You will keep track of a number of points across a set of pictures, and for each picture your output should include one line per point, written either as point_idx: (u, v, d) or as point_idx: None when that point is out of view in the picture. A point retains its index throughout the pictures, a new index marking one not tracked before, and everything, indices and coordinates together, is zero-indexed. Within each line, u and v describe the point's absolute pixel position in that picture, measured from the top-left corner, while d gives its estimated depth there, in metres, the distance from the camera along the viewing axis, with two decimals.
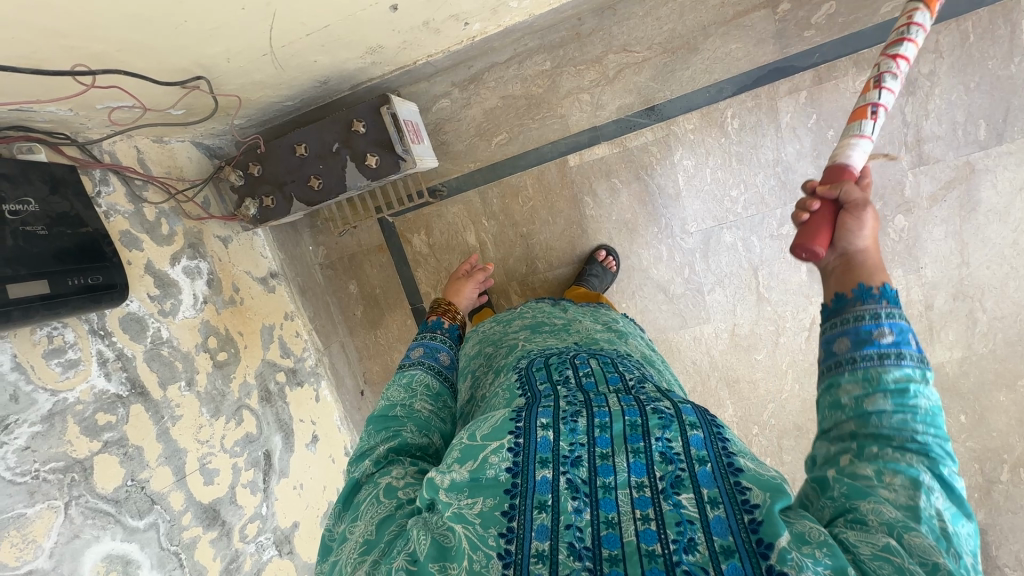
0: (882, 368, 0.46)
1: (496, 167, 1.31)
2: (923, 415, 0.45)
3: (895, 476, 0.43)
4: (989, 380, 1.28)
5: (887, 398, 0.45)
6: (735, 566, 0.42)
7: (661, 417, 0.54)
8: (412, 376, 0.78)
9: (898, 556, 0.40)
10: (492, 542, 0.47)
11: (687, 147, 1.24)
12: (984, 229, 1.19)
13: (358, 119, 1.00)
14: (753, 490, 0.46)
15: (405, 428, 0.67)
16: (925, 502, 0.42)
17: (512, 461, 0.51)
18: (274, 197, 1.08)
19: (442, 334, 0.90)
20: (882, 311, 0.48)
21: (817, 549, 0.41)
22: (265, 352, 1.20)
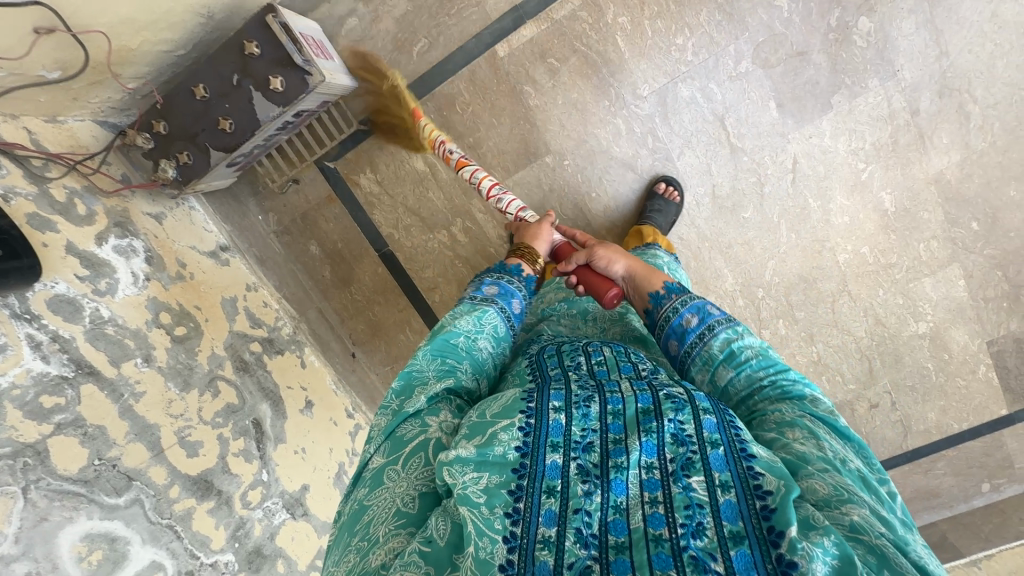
0: (708, 346, 0.69)
1: (424, 79, 1.21)
2: (756, 362, 0.66)
3: (795, 431, 0.57)
4: (994, 177, 1.19)
5: (728, 368, 0.67)
6: (744, 553, 0.46)
7: (674, 401, 0.57)
8: (485, 312, 0.76)
9: (865, 534, 0.46)
10: (498, 525, 0.49)
11: (618, 2, 1.13)
12: (957, 8, 1.09)
13: (249, 39, 0.91)
14: (767, 476, 0.49)
15: (461, 368, 0.70)
16: (830, 450, 0.54)
17: (522, 441, 0.54)
18: (189, 151, 0.99)
19: (519, 279, 0.85)
20: (680, 302, 0.73)
21: (825, 536, 0.45)
22: (232, 323, 1.14)
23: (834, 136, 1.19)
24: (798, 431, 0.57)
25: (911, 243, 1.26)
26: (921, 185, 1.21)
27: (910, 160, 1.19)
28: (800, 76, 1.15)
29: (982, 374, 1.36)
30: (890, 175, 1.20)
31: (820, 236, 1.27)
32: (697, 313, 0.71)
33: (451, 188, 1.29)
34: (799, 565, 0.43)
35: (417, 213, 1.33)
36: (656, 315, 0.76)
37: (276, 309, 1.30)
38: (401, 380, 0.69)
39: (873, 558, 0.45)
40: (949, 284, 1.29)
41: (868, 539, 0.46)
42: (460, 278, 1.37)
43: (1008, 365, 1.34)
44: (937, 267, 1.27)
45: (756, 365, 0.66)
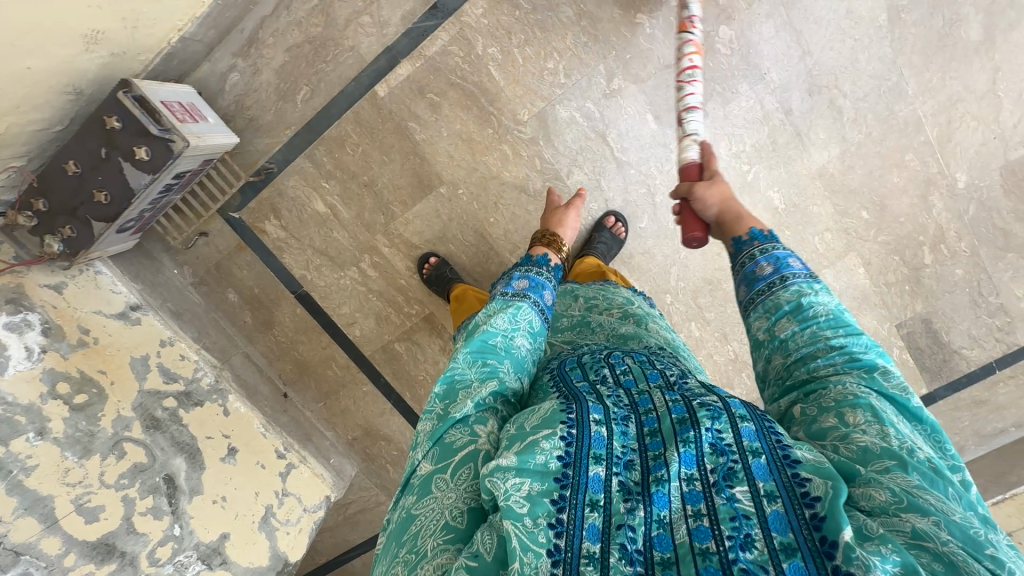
0: (775, 299, 0.67)
1: (312, 124, 1.24)
2: (825, 321, 0.63)
3: (857, 415, 0.53)
4: (876, 166, 1.21)
5: (790, 322, 0.65)
6: (797, 565, 0.44)
7: (710, 408, 0.55)
8: (518, 308, 0.74)
9: (929, 542, 0.43)
10: (542, 539, 0.47)
11: (486, 34, 1.16)
12: (812, 9, 1.11)
13: (108, 115, 0.94)
14: (813, 481, 0.48)
15: (501, 369, 0.66)
16: (896, 438, 0.51)
17: (564, 451, 0.52)
18: (72, 225, 1.02)
19: (546, 271, 0.84)
20: (766, 246, 0.73)
21: (882, 545, 0.43)
22: (142, 382, 1.17)
23: (715, 142, 1.21)
24: (860, 413, 0.53)
25: (806, 238, 1.27)
26: (806, 180, 1.23)
27: (791, 157, 1.21)
28: (671, 88, 1.17)
29: (898, 356, 1.37)
30: (774, 174, 1.23)
31: (718, 239, 1.28)
32: (775, 263, 0.70)
33: (354, 226, 1.32)
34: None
35: (325, 253, 1.35)
36: (737, 260, 0.75)
37: (196, 360, 1.28)
38: (442, 385, 0.64)
39: (940, 567, 0.42)
40: (851, 273, 1.30)
41: (930, 546, 0.43)
42: (376, 311, 1.40)
43: (921, 345, 1.36)
44: (835, 258, 1.29)
45: (823, 323, 0.63)
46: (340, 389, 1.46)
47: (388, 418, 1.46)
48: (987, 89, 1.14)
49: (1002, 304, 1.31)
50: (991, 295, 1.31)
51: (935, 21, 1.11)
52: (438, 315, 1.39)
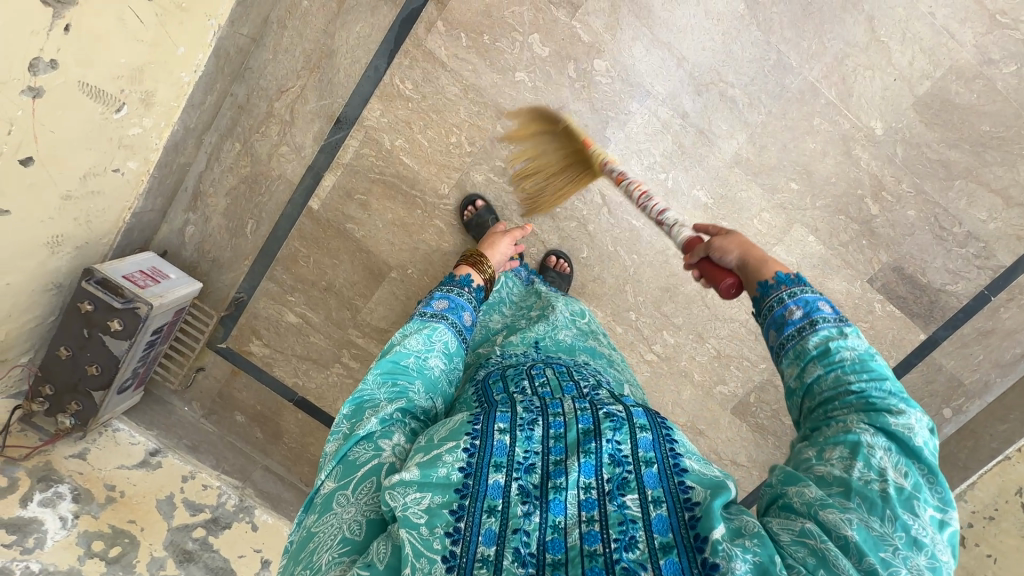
0: (802, 342, 0.60)
1: (264, 250, 1.36)
2: (851, 365, 0.57)
3: (834, 449, 0.53)
4: (787, 139, 1.22)
5: (818, 365, 0.59)
6: (672, 561, 0.49)
7: (614, 420, 0.61)
8: (434, 329, 0.82)
9: (811, 539, 0.47)
10: (437, 545, 0.50)
11: (389, 130, 1.26)
12: (673, 20, 1.16)
13: (81, 302, 1.08)
14: (695, 489, 0.54)
15: (412, 388, 0.72)
16: (861, 469, 0.50)
17: (466, 462, 0.55)
18: (77, 399, 1.16)
19: (467, 292, 0.96)
20: (785, 294, 0.63)
21: (747, 540, 0.49)
22: (170, 520, 1.28)
23: (626, 161, 1.25)
24: (837, 449, 0.52)
25: (744, 224, 1.28)
26: (725, 170, 1.25)
27: (703, 155, 1.24)
28: None
29: (883, 310, 1.33)
30: (691, 174, 1.26)
31: (659, 247, 1.31)
32: (804, 305, 0.62)
33: (327, 327, 1.42)
34: (719, 566, 0.47)
35: (308, 358, 1.45)
36: (761, 304, 0.66)
37: (218, 486, 1.40)
38: (351, 405, 0.68)
39: (813, 561, 0.46)
40: (802, 243, 1.29)
41: (813, 543, 0.47)
42: None
43: (902, 294, 1.31)
44: (780, 235, 1.29)
45: (849, 368, 0.57)
46: None
47: None
48: (868, 39, 1.16)
49: (970, 232, 1.27)
50: (955, 225, 1.26)
51: None
52: None
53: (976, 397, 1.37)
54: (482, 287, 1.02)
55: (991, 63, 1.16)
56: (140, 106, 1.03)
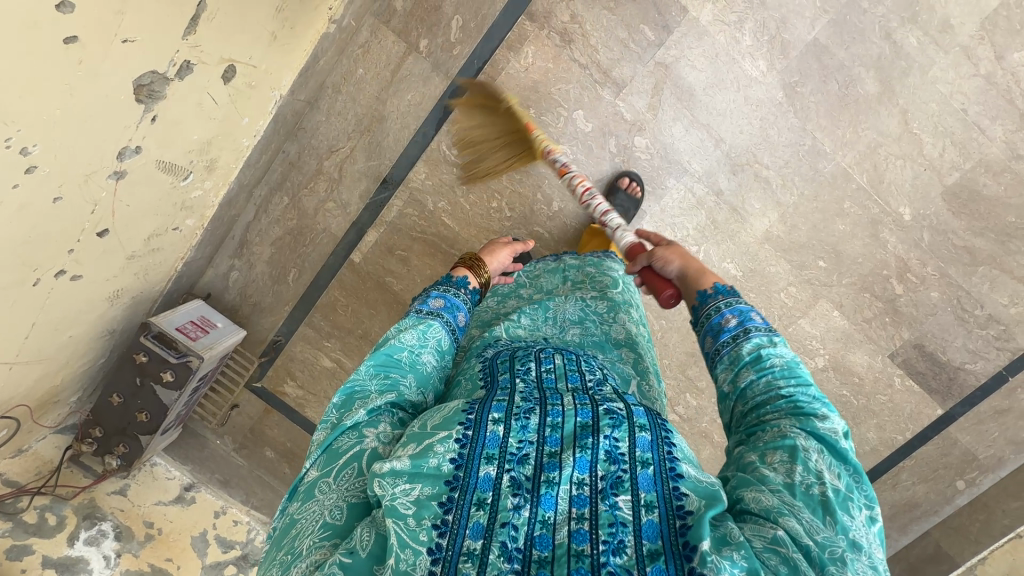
0: (737, 348, 0.62)
1: (305, 297, 1.41)
2: (780, 370, 0.59)
3: (775, 453, 0.53)
4: (818, 219, 1.26)
5: (749, 371, 0.60)
6: (659, 569, 0.46)
7: (613, 417, 0.57)
8: (430, 326, 0.74)
9: (783, 547, 0.47)
10: (423, 537, 0.48)
11: (433, 192, 1.31)
12: (714, 104, 1.20)
13: (137, 352, 1.13)
14: (690, 497, 0.50)
15: (405, 381, 0.66)
16: (800, 473, 0.51)
17: (457, 452, 0.52)
18: (124, 442, 1.21)
19: (465, 292, 0.83)
20: (721, 304, 0.66)
21: (734, 552, 0.46)
22: (203, 558, 1.32)
23: (660, 232, 1.29)
24: (778, 454, 0.53)
25: (772, 296, 1.32)
26: (756, 246, 1.29)
27: (735, 231, 1.28)
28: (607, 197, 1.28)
29: (902, 384, 1.36)
30: (722, 248, 1.30)
31: (688, 314, 1.34)
32: (737, 314, 0.64)
33: None
34: None
35: None
36: (699, 312, 0.69)
37: (248, 522, 1.43)
38: (342, 395, 0.64)
39: (785, 569, 0.46)
40: (827, 317, 1.33)
41: (784, 551, 0.47)
42: None
43: (922, 370, 1.35)
44: (805, 308, 1.32)
45: (779, 373, 0.59)
46: None
47: None
48: (902, 130, 1.19)
49: (991, 315, 1.30)
50: (977, 308, 1.29)
51: (830, 86, 1.18)
52: None
53: (990, 470, 1.38)
54: (480, 291, 0.87)
55: (1020, 158, 1.19)
56: (204, 171, 1.08)
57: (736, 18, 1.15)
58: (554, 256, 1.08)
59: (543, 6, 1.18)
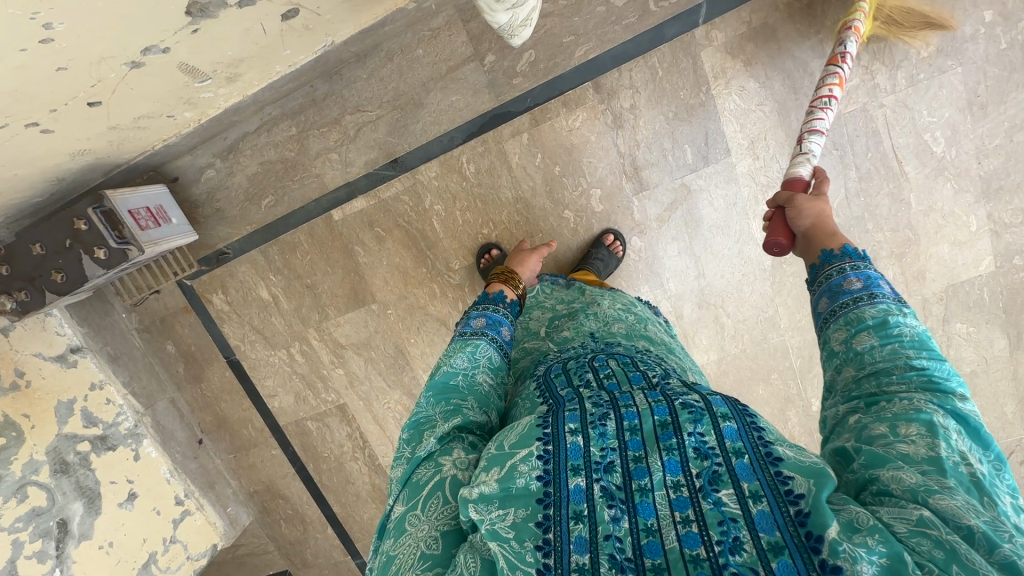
0: (858, 311, 0.59)
1: (270, 227, 1.39)
2: (910, 339, 0.56)
3: (910, 425, 0.49)
4: (745, 375, 1.37)
5: (870, 335, 0.57)
6: (786, 563, 0.44)
7: (691, 411, 0.55)
8: (477, 346, 0.77)
9: (933, 529, 0.42)
10: (530, 559, 0.47)
11: (434, 193, 1.31)
12: (711, 243, 1.28)
13: (77, 218, 1.08)
14: (795, 479, 0.47)
15: (466, 404, 0.68)
16: (945, 449, 0.46)
17: (543, 470, 0.52)
18: (27, 291, 1.16)
19: (503, 306, 0.89)
20: (847, 266, 0.64)
21: (868, 537, 0.42)
22: (62, 426, 1.30)
23: None
24: (914, 426, 0.49)
25: None
26: None
27: None
28: None
29: None
30: None
31: None
32: (865, 279, 0.62)
33: (292, 317, 1.46)
34: (842, 569, 0.42)
35: (260, 332, 1.49)
36: (820, 274, 0.67)
37: (120, 404, 1.43)
38: (409, 429, 0.66)
39: (940, 554, 0.41)
40: None
41: (935, 532, 0.42)
42: (297, 391, 1.54)
43: None
44: None
45: (907, 343, 0.56)
46: (251, 447, 1.61)
47: (289, 480, 1.62)
48: None
49: None
50: None
51: None
52: (351, 406, 1.54)
53: None
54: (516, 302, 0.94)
55: None
56: (224, 81, 1.03)
57: (765, 181, 1.22)
58: (565, 277, 1.15)
59: (611, 82, 1.20)
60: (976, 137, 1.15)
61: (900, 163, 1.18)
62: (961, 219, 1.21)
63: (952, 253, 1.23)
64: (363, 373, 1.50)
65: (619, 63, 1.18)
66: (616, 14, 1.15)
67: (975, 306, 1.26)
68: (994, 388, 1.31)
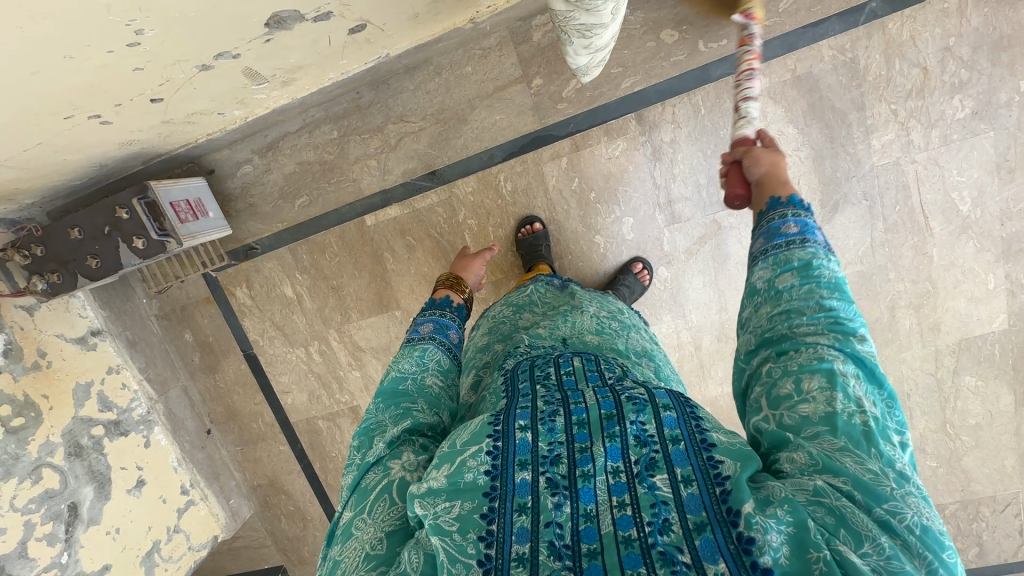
0: (788, 253, 0.59)
1: (301, 226, 1.40)
2: (825, 282, 0.56)
3: (813, 378, 0.50)
4: None
5: (792, 276, 0.58)
6: (708, 539, 0.44)
7: (635, 403, 0.55)
8: (425, 350, 0.78)
9: (826, 498, 0.45)
10: (471, 551, 0.47)
11: (469, 208, 1.33)
12: (736, 280, 1.30)
13: (120, 206, 1.08)
14: (726, 462, 0.48)
15: (416, 406, 0.69)
16: (841, 402, 0.48)
17: (491, 464, 0.51)
18: (59, 273, 1.16)
19: (450, 311, 0.91)
20: (789, 213, 0.63)
21: (778, 508, 0.44)
22: (78, 409, 1.30)
23: None
24: (816, 379, 0.50)
25: None
26: (699, 402, 1.42)
27: (691, 383, 1.40)
28: None
29: None
30: None
31: None
32: (801, 227, 0.62)
33: (313, 316, 1.47)
34: (755, 540, 0.43)
35: (281, 329, 1.50)
36: (762, 217, 0.66)
37: (135, 390, 1.43)
38: (359, 435, 0.66)
39: (831, 521, 0.43)
40: None
41: (827, 501, 0.44)
42: (312, 389, 1.55)
43: None
44: None
45: (823, 284, 0.56)
46: (259, 441, 1.62)
47: (294, 477, 1.63)
48: None
49: None
50: None
51: None
52: (364, 409, 1.55)
53: None
54: (463, 306, 0.97)
55: (923, 452, 1.39)
56: (278, 85, 1.04)
57: None
58: (561, 278, 1.14)
59: (654, 115, 1.22)
60: (1001, 200, 1.19)
61: (927, 218, 1.22)
62: (979, 277, 1.24)
63: (968, 308, 1.27)
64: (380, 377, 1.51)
65: (663, 98, 1.21)
66: (666, 51, 1.18)
67: (986, 361, 1.30)
68: (997, 441, 1.35)
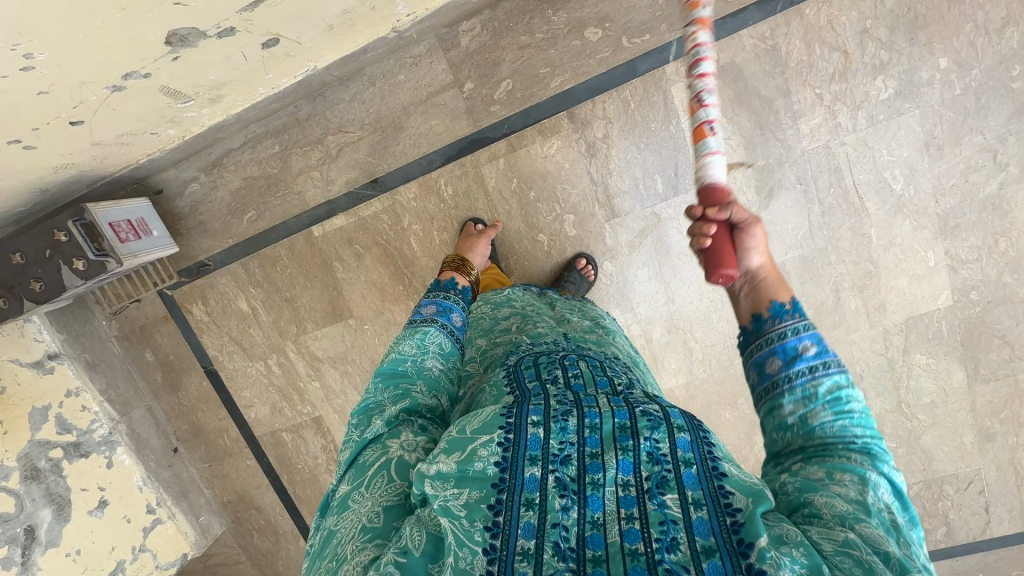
0: (814, 383, 0.55)
1: (252, 241, 1.41)
2: (858, 417, 0.54)
3: (845, 474, 0.49)
4: (713, 400, 1.40)
5: (824, 411, 0.54)
6: (716, 565, 0.44)
7: (650, 419, 0.55)
8: (426, 332, 0.79)
9: (856, 550, 0.43)
10: (478, 538, 0.47)
11: (413, 213, 1.34)
12: (680, 270, 1.31)
13: (58, 229, 1.10)
14: (737, 494, 0.48)
15: (416, 389, 0.70)
16: (872, 496, 0.48)
17: (501, 455, 0.51)
18: (5, 298, 1.17)
19: (454, 295, 0.90)
20: (801, 327, 0.57)
21: (794, 549, 0.44)
22: (35, 432, 1.32)
23: None
24: (848, 476, 0.49)
25: None
26: None
27: None
28: None
29: None
30: None
31: None
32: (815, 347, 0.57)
33: (270, 329, 1.48)
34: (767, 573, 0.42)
35: (239, 343, 1.51)
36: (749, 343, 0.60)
37: (95, 412, 1.44)
38: (360, 413, 0.67)
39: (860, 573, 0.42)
40: None
41: (857, 553, 0.43)
42: (273, 402, 1.55)
43: None
44: None
45: (856, 420, 0.53)
46: (225, 458, 1.62)
47: (262, 491, 1.63)
48: None
49: None
50: None
51: None
52: (326, 419, 1.55)
53: None
54: (466, 288, 0.97)
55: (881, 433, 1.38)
56: (207, 102, 1.06)
57: None
58: (538, 284, 1.11)
59: (585, 112, 1.24)
60: (933, 176, 1.20)
61: (862, 200, 1.23)
62: (919, 255, 1.25)
63: (911, 286, 1.27)
64: (339, 387, 1.51)
65: (593, 95, 1.23)
66: (591, 48, 1.20)
67: (934, 338, 1.30)
68: (953, 418, 1.34)
